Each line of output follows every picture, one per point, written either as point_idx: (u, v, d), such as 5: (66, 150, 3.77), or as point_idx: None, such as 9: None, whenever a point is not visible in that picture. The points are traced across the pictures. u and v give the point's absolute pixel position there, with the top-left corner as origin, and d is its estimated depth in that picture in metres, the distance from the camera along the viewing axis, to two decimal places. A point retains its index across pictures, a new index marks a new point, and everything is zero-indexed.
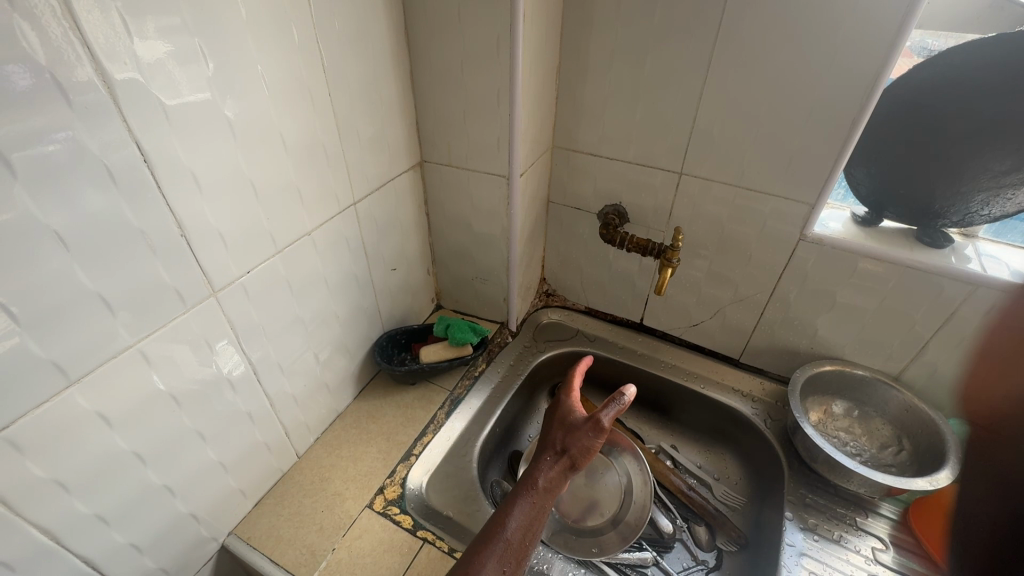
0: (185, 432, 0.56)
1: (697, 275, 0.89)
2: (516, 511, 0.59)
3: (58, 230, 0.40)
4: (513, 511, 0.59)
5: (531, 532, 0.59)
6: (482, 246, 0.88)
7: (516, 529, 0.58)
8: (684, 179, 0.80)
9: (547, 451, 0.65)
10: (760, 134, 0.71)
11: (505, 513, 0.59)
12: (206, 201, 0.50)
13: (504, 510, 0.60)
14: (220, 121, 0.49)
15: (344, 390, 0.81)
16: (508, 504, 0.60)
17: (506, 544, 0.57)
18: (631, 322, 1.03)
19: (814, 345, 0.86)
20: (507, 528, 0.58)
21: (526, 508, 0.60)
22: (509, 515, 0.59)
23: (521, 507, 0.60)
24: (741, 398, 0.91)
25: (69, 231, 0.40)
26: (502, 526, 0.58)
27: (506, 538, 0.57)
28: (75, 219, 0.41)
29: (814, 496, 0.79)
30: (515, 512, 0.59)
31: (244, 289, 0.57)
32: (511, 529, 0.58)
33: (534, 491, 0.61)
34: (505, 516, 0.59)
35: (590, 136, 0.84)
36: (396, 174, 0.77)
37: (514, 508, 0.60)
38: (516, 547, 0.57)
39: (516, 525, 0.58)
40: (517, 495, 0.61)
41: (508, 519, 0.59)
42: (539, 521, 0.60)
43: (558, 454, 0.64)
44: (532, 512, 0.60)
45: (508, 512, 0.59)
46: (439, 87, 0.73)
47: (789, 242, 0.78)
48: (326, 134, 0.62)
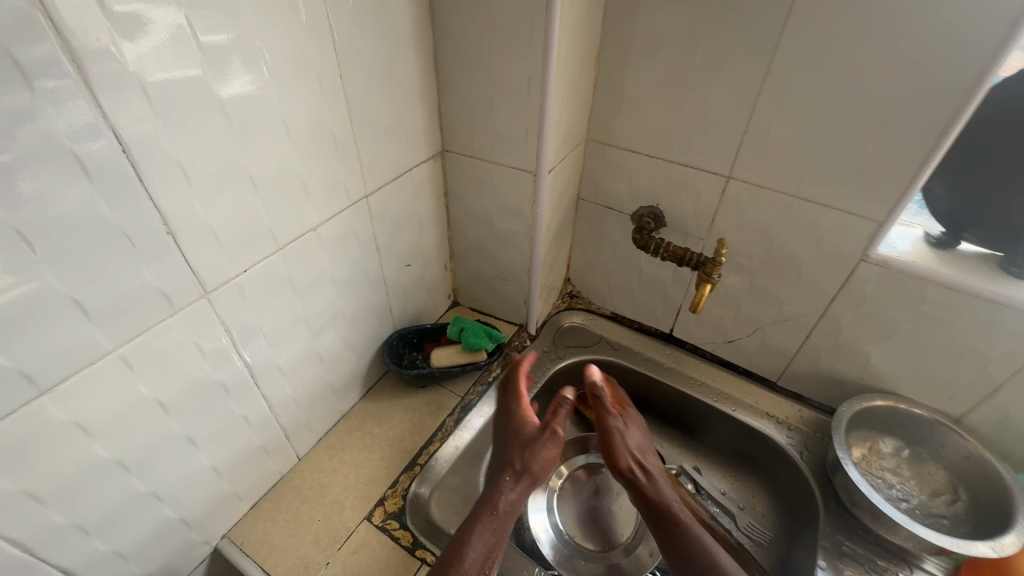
0: (174, 439, 0.52)
1: (738, 288, 0.81)
2: (475, 538, 0.56)
3: (23, 229, 0.36)
4: (476, 536, 0.56)
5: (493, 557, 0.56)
6: (503, 244, 0.82)
7: (480, 555, 0.55)
8: (732, 184, 0.72)
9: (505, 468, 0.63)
10: (826, 138, 0.62)
11: (468, 539, 0.56)
12: (196, 195, 0.45)
13: (463, 538, 0.56)
14: (213, 106, 0.44)
15: (351, 390, 0.77)
16: (471, 529, 0.57)
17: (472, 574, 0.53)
18: (660, 332, 0.96)
19: (864, 375, 0.77)
20: (469, 555, 0.54)
21: (489, 535, 0.57)
22: (473, 542, 0.56)
23: (482, 534, 0.57)
24: (775, 424, 0.84)
25: (36, 230, 0.36)
26: (465, 553, 0.54)
27: (471, 567, 0.54)
28: (44, 216, 0.36)
29: (852, 544, 0.72)
30: (477, 538, 0.56)
31: (241, 288, 0.53)
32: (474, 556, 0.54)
33: (498, 515, 0.59)
34: (469, 541, 0.56)
35: (629, 129, 0.76)
36: (414, 164, 0.71)
37: (476, 534, 0.56)
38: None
39: (475, 553, 0.55)
40: (479, 520, 0.58)
41: (470, 546, 0.55)
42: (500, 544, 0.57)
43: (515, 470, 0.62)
44: (491, 538, 0.57)
45: (467, 539, 0.56)
46: (464, 70, 0.66)
47: (848, 262, 0.69)
48: (336, 121, 0.56)
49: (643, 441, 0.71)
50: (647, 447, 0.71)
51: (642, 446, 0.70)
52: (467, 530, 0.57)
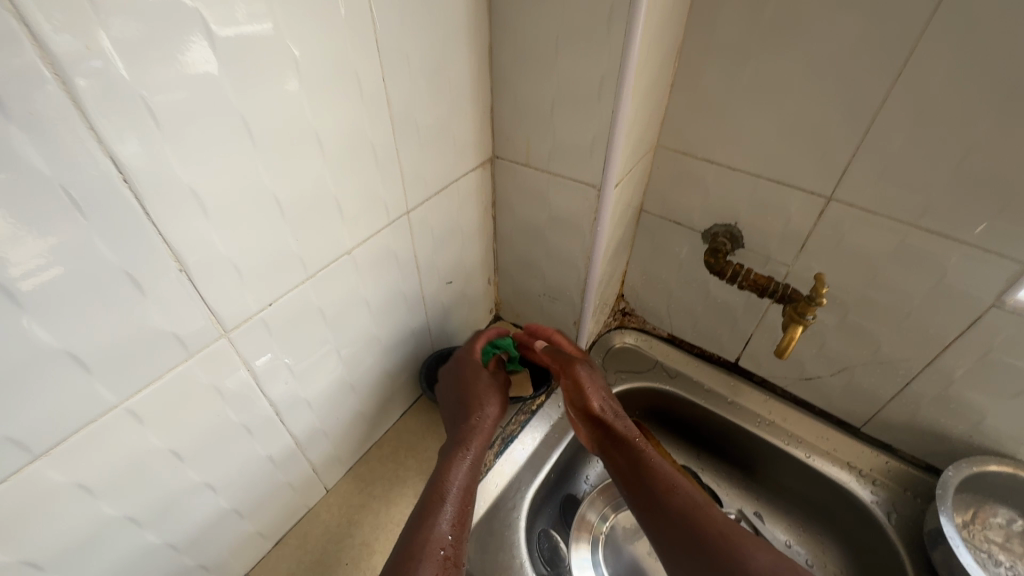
0: (191, 487, 0.47)
1: (826, 323, 0.70)
2: (442, 512, 0.53)
3: (2, 278, 0.30)
4: (442, 510, 0.53)
5: (463, 526, 0.54)
6: (555, 261, 0.73)
7: (451, 526, 0.53)
8: (832, 206, 0.61)
9: (457, 443, 0.60)
10: (967, 160, 0.50)
11: (434, 515, 0.53)
12: (212, 225, 0.38)
13: (427, 515, 0.53)
14: (233, 120, 0.37)
15: (383, 416, 0.71)
16: (435, 503, 0.54)
17: (447, 545, 0.51)
18: (723, 360, 0.86)
19: (974, 433, 0.66)
20: (441, 527, 0.52)
21: (454, 508, 0.54)
22: (440, 514, 0.53)
23: (446, 508, 0.54)
24: (858, 477, 0.73)
25: (18, 278, 0.30)
26: (433, 527, 0.51)
27: (445, 537, 0.51)
28: (28, 261, 0.30)
29: None
30: (444, 512, 0.53)
31: (265, 323, 0.47)
32: (445, 527, 0.52)
33: (460, 488, 0.56)
34: (435, 516, 0.53)
35: (710, 137, 0.65)
36: (461, 174, 0.63)
37: (443, 510, 0.53)
38: (458, 543, 0.52)
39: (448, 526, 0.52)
40: (441, 496, 0.55)
41: (438, 521, 0.52)
42: (467, 513, 0.55)
43: (470, 442, 0.60)
44: (457, 513, 0.54)
45: (432, 515, 0.53)
46: (523, 68, 0.57)
47: (975, 306, 0.57)
48: (376, 131, 0.49)
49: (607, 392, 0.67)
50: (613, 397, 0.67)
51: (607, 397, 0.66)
52: (429, 508, 0.53)
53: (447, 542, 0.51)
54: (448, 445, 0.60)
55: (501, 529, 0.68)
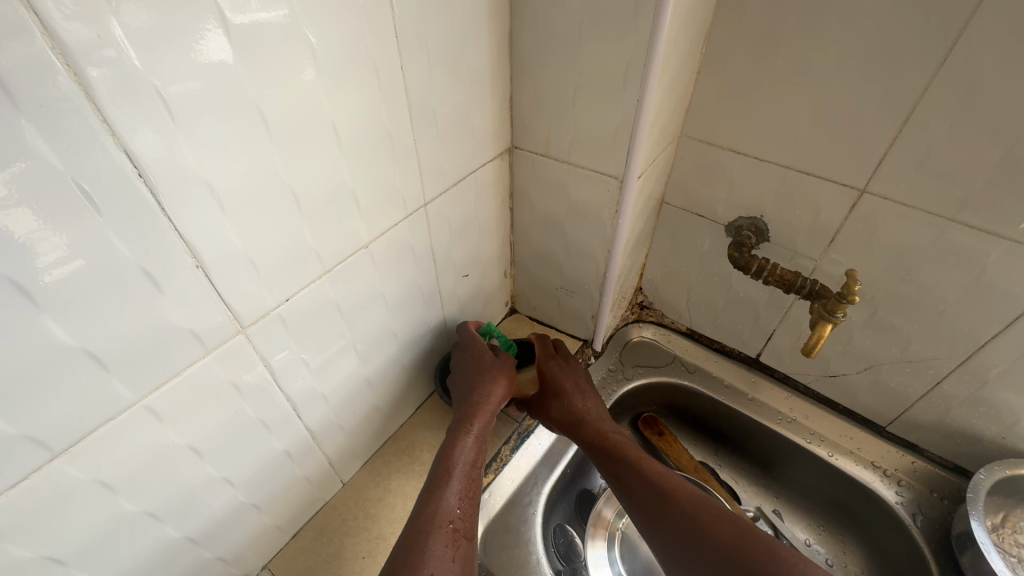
0: (210, 482, 0.47)
1: (854, 320, 0.67)
2: (448, 486, 0.52)
3: (25, 272, 0.29)
4: (449, 484, 0.53)
5: (472, 500, 0.53)
6: (574, 254, 0.72)
7: (459, 500, 0.52)
8: (865, 199, 0.58)
9: (463, 419, 0.59)
10: (1015, 151, 0.48)
11: (442, 490, 0.52)
12: (227, 219, 0.37)
13: (434, 490, 0.52)
14: (248, 111, 0.36)
15: (399, 410, 0.71)
16: (442, 478, 0.53)
17: (456, 518, 0.50)
18: (744, 355, 0.84)
19: (1007, 435, 0.64)
20: (448, 500, 0.51)
21: (462, 481, 0.53)
22: (447, 489, 0.52)
23: (453, 482, 0.53)
24: (882, 477, 0.72)
25: (40, 272, 0.30)
26: (440, 500, 0.51)
27: (453, 510, 0.50)
28: (43, 257, 0.30)
29: None
30: (450, 486, 0.52)
31: (283, 319, 0.46)
32: (452, 501, 0.51)
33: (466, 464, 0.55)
34: (441, 490, 0.52)
35: (737, 126, 0.62)
36: (479, 165, 0.61)
37: (450, 483, 0.53)
38: (467, 516, 0.51)
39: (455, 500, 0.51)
40: (448, 471, 0.54)
41: (445, 494, 0.51)
42: (477, 488, 0.54)
43: (475, 418, 0.59)
44: (464, 488, 0.53)
45: (439, 489, 0.52)
46: (545, 54, 0.55)
47: (1016, 305, 0.55)
48: (393, 121, 0.47)
49: (573, 387, 0.69)
50: (584, 390, 0.69)
51: (571, 394, 0.69)
52: (436, 484, 0.53)
53: (456, 516, 0.50)
54: (454, 423, 0.59)
55: (517, 524, 0.67)
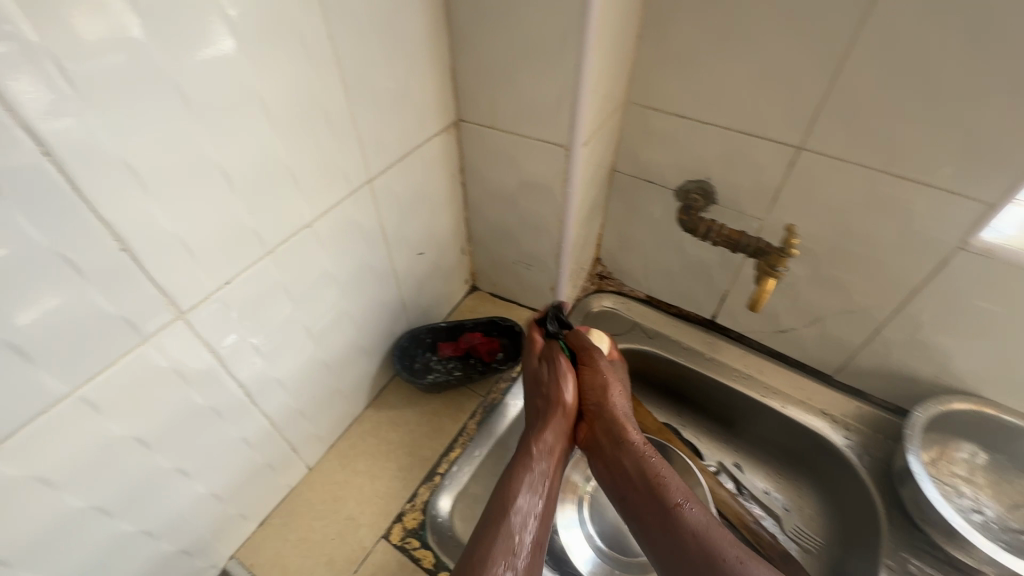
0: (162, 473, 0.46)
1: (798, 275, 0.70)
2: (509, 522, 0.52)
3: None
4: (508, 519, 0.53)
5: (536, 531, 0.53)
6: (528, 227, 0.72)
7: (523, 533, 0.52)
8: (802, 157, 0.60)
9: (524, 449, 0.59)
10: (934, 102, 0.50)
11: (506, 521, 0.52)
12: (153, 200, 0.36)
13: (494, 526, 0.52)
14: (167, 88, 0.34)
15: (360, 393, 0.70)
16: (506, 505, 0.54)
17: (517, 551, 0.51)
18: (700, 318, 0.87)
19: (941, 375, 0.68)
20: (505, 537, 0.51)
21: (524, 523, 0.53)
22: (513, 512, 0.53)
23: (513, 512, 0.53)
24: (830, 423, 0.76)
25: None
26: (495, 540, 0.51)
27: (510, 551, 0.50)
28: None
29: (919, 562, 0.63)
30: (510, 521, 0.52)
31: (225, 303, 0.45)
32: (518, 529, 0.52)
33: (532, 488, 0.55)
34: (504, 523, 0.52)
35: (680, 91, 0.63)
36: (424, 139, 0.61)
37: (510, 519, 0.53)
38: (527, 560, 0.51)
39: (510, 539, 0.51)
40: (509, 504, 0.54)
41: (501, 533, 0.51)
42: (540, 531, 0.54)
43: (532, 450, 0.58)
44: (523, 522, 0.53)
45: (500, 520, 0.53)
46: (482, 22, 0.54)
47: (941, 250, 0.58)
48: (327, 95, 0.46)
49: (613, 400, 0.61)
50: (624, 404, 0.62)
51: (608, 407, 0.60)
52: (499, 519, 0.53)
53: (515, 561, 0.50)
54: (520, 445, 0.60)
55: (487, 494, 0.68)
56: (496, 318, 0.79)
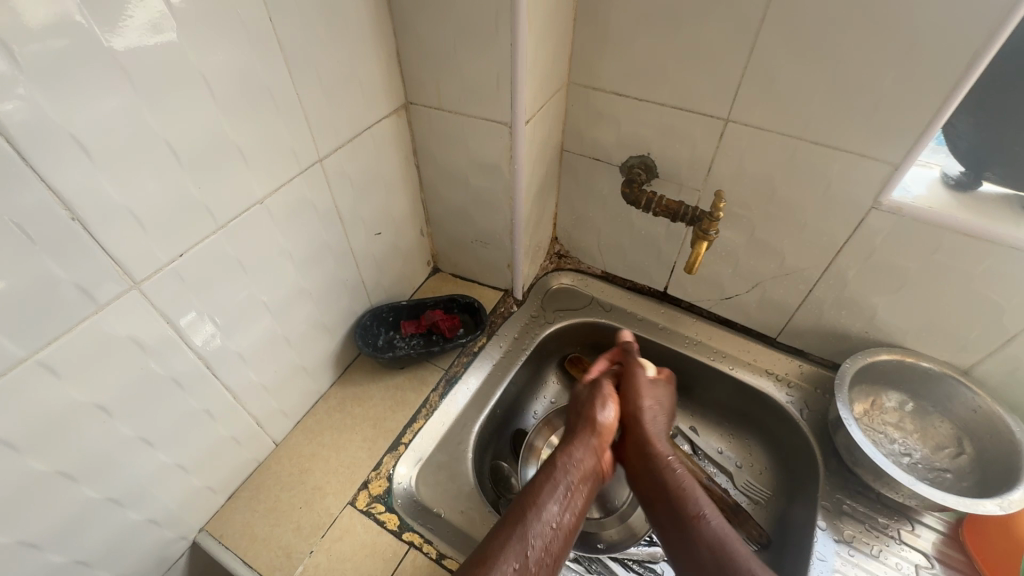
0: (126, 441, 0.48)
1: (736, 242, 0.75)
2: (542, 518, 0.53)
3: None
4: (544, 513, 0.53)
5: (559, 538, 0.53)
6: (482, 205, 0.75)
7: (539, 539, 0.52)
8: (729, 128, 0.64)
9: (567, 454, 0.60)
10: (838, 71, 0.55)
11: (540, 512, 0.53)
12: (100, 171, 0.38)
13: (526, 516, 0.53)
14: (111, 66, 0.37)
15: (325, 371, 0.73)
16: (533, 505, 0.54)
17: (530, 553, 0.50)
18: (654, 290, 0.91)
19: (869, 329, 0.73)
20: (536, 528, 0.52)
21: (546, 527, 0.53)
22: (536, 517, 0.53)
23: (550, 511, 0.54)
24: (775, 382, 0.80)
25: None
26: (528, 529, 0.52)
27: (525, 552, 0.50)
28: None
29: (852, 502, 0.69)
30: (544, 513, 0.53)
31: (180, 275, 0.47)
32: (537, 533, 0.52)
33: (560, 499, 0.55)
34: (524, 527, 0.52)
35: (616, 69, 0.67)
36: (373, 121, 0.63)
37: (545, 510, 0.53)
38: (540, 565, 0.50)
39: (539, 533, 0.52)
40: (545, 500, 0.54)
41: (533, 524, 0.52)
42: (558, 540, 0.53)
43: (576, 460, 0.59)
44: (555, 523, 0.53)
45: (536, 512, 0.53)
46: (421, 7, 0.57)
47: (857, 210, 0.63)
48: (271, 75, 0.49)
49: (642, 405, 0.65)
50: (655, 423, 0.65)
51: (643, 424, 0.64)
52: (534, 506, 0.54)
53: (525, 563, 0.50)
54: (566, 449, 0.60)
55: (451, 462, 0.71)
56: (456, 296, 0.83)
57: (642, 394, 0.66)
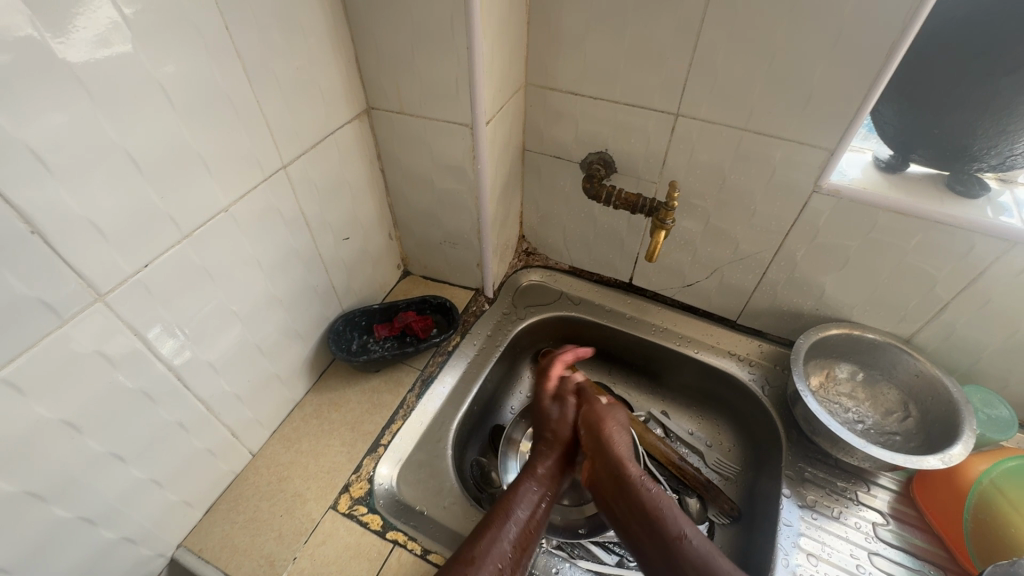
0: (96, 458, 0.47)
1: (693, 231, 0.79)
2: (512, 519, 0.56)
3: None
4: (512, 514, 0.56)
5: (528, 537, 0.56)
6: (448, 206, 0.77)
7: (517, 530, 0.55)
8: (680, 122, 0.68)
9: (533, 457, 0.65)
10: (774, 66, 0.59)
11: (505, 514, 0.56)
12: (59, 184, 0.38)
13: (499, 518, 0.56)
14: (65, 77, 0.37)
15: (299, 378, 0.73)
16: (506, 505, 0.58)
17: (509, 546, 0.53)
18: (620, 281, 0.94)
19: (819, 306, 0.78)
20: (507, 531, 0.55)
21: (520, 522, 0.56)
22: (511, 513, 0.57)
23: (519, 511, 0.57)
24: (737, 362, 0.84)
25: None
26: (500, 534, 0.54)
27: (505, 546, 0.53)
28: None
29: (813, 469, 0.73)
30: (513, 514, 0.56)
31: (146, 286, 0.47)
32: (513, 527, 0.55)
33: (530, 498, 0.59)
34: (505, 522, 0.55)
35: (571, 70, 0.70)
36: (336, 127, 0.64)
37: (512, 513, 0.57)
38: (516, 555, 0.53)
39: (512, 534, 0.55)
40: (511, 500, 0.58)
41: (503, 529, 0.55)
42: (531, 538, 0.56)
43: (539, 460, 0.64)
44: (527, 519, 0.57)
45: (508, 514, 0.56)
46: (378, 14, 0.58)
47: (800, 195, 0.67)
48: (231, 83, 0.49)
49: (603, 428, 0.66)
50: (622, 445, 0.64)
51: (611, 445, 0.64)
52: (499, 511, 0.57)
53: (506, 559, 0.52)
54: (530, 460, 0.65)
55: None
56: (428, 297, 0.84)
57: (603, 417, 0.67)
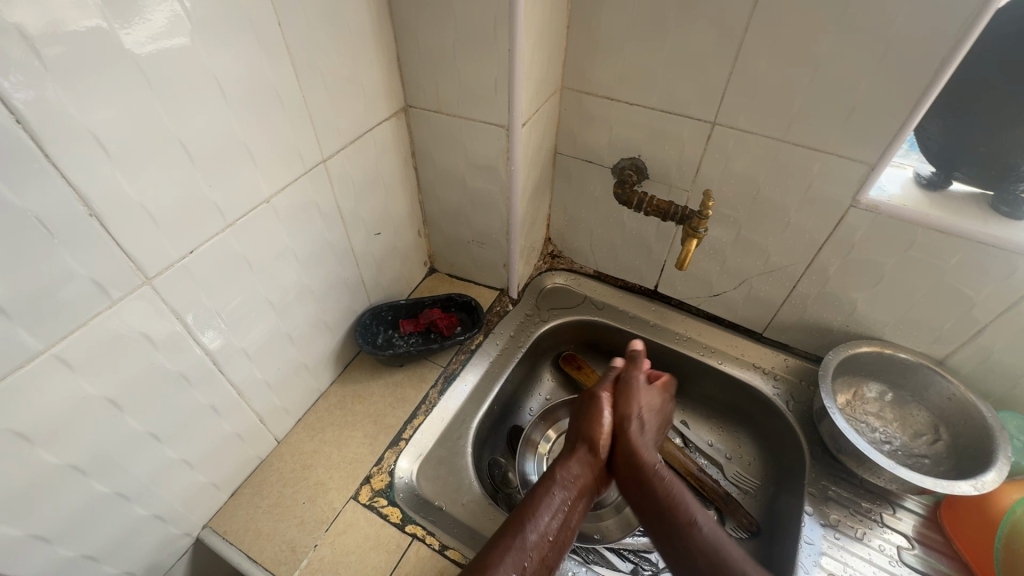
0: (135, 436, 0.49)
1: (723, 240, 0.78)
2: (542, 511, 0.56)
3: None
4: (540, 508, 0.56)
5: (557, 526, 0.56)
6: (478, 206, 0.77)
7: (544, 530, 0.55)
8: (717, 131, 0.67)
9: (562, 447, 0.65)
10: (817, 78, 0.58)
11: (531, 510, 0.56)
12: (116, 169, 0.40)
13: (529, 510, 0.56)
14: (129, 66, 0.38)
15: (325, 368, 0.74)
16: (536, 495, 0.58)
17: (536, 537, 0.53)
18: (644, 288, 0.94)
19: (850, 323, 0.77)
20: (537, 523, 0.55)
21: (555, 512, 0.56)
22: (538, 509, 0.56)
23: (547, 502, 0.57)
24: (761, 375, 0.83)
25: None
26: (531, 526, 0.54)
27: (534, 537, 0.53)
28: None
29: (836, 488, 0.72)
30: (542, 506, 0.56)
31: (189, 271, 0.48)
32: (542, 521, 0.55)
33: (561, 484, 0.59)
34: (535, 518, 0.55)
35: (608, 76, 0.70)
36: (374, 124, 0.66)
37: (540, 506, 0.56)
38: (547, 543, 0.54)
39: (542, 525, 0.55)
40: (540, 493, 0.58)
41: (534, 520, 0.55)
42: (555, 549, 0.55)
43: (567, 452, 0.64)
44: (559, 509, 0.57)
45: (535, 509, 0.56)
46: (422, 15, 0.59)
47: (837, 209, 0.66)
48: (278, 76, 0.50)
49: (630, 411, 0.66)
50: (644, 434, 0.64)
51: (630, 435, 0.64)
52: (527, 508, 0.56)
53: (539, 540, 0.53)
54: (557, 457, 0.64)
55: None
56: (453, 295, 0.84)
57: (632, 399, 0.67)
